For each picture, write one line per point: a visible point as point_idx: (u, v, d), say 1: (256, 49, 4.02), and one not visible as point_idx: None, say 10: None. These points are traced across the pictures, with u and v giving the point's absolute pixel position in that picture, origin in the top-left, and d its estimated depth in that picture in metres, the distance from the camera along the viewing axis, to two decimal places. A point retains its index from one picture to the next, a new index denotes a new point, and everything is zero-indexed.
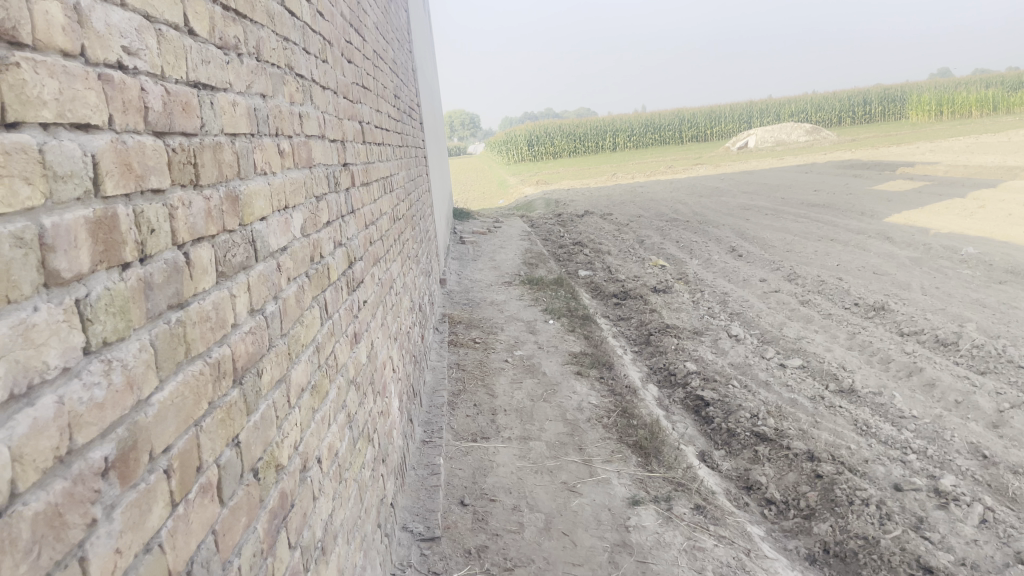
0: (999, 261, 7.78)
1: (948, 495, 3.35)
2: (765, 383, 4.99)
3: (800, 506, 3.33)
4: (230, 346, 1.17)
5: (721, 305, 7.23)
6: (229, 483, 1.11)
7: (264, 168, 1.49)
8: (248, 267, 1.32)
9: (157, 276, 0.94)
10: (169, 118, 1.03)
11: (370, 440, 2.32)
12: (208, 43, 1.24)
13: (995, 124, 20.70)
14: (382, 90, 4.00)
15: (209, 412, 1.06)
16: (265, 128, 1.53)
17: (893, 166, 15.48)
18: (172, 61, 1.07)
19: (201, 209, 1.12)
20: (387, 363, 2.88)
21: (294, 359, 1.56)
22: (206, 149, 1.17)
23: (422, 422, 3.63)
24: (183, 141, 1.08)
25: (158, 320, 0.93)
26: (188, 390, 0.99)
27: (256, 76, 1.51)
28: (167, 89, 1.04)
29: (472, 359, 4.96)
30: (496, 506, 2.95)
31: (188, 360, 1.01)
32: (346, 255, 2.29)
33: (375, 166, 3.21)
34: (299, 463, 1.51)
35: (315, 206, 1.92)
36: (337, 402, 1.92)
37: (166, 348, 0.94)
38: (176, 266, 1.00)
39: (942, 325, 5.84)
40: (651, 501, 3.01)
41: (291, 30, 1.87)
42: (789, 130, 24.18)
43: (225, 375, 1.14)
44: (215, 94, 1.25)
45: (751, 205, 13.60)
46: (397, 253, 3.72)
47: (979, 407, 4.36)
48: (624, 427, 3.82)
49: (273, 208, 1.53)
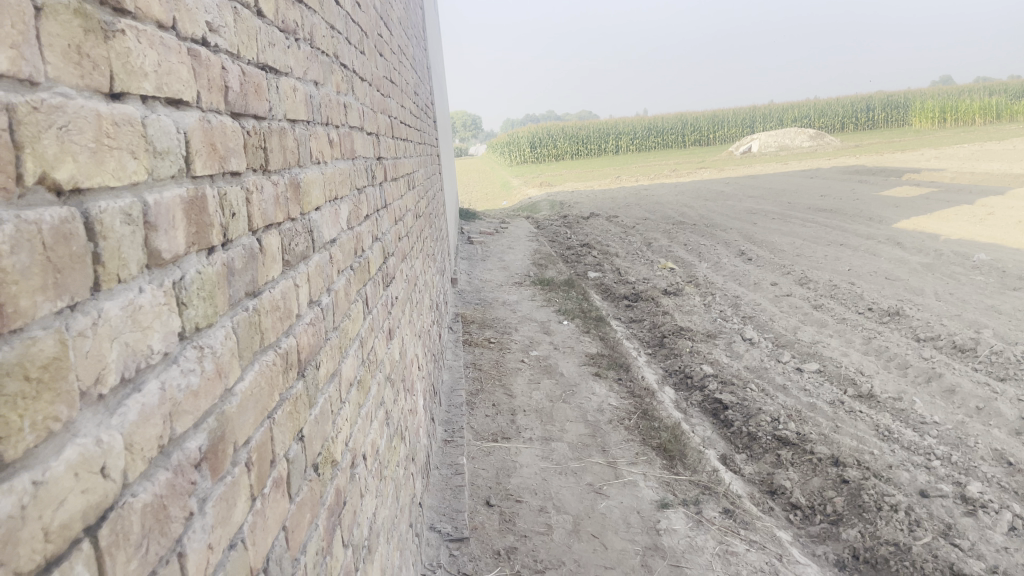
0: (1011, 267, 7.74)
1: (975, 502, 3.32)
2: (782, 387, 4.95)
3: (826, 511, 3.29)
4: (295, 337, 1.14)
5: (733, 309, 7.20)
6: (296, 478, 1.07)
7: (318, 157, 1.46)
8: (307, 257, 1.28)
9: (237, 261, 0.91)
10: (245, 98, 1.00)
11: (403, 438, 2.28)
12: (273, 25, 1.21)
13: (999, 131, 20.67)
14: (404, 85, 3.97)
15: (280, 404, 1.03)
16: (318, 116, 1.50)
17: (899, 171, 15.47)
18: (246, 41, 1.04)
19: (271, 195, 1.08)
20: (414, 360, 2.84)
21: (344, 353, 1.52)
22: (274, 134, 1.14)
23: (443, 421, 3.59)
24: (256, 123, 1.05)
25: (238, 307, 0.90)
26: (264, 380, 0.95)
27: (311, 62, 1.47)
28: (243, 69, 1.01)
29: (488, 359, 4.93)
30: (523, 507, 2.91)
31: (262, 350, 0.98)
32: (382, 250, 2.26)
33: (401, 161, 3.18)
34: (349, 459, 1.47)
35: (357, 198, 1.88)
36: (377, 398, 1.88)
37: (246, 336, 0.90)
38: (252, 252, 0.97)
39: (958, 331, 5.81)
40: (680, 504, 2.98)
41: (337, 19, 1.84)
42: (793, 135, 24.16)
43: (291, 366, 1.10)
44: (279, 79, 1.22)
45: (758, 209, 13.59)
46: (420, 251, 3.68)
47: (1001, 413, 4.32)
48: (646, 429, 3.79)
49: (325, 199, 1.49)
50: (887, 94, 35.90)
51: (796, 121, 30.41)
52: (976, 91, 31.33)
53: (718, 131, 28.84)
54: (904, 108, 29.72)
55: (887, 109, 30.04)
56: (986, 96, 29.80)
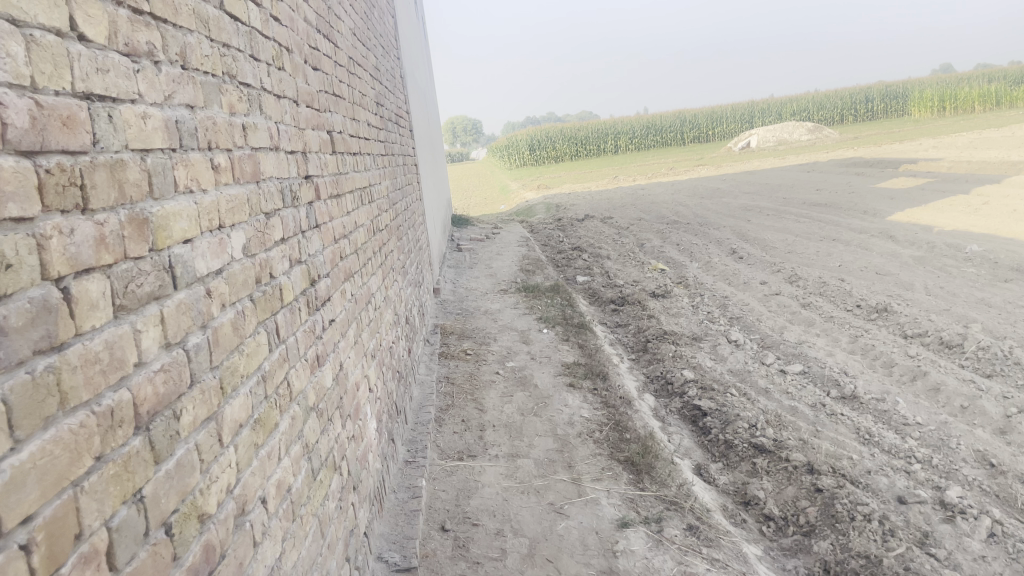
0: (1004, 259, 7.61)
1: (954, 508, 3.21)
2: (765, 390, 4.84)
3: (799, 522, 3.19)
4: (130, 390, 1.04)
5: (721, 310, 7.09)
6: (124, 548, 0.98)
7: (189, 186, 1.37)
8: (162, 297, 1.19)
9: (15, 318, 0.81)
10: (41, 134, 0.91)
11: (336, 469, 2.19)
12: (107, 50, 1.11)
13: (998, 118, 20.48)
14: (360, 96, 3.89)
15: (96, 469, 0.93)
16: (192, 143, 1.41)
17: (895, 163, 15.31)
18: (48, 70, 0.95)
19: (89, 236, 0.99)
20: (360, 383, 2.75)
21: (229, 394, 1.42)
22: (100, 168, 1.04)
23: (406, 441, 3.50)
24: (64, 160, 0.96)
25: (15, 370, 0.81)
26: (62, 447, 0.86)
27: (180, 86, 1.38)
28: (39, 102, 0.92)
29: (462, 372, 4.83)
30: (479, 530, 2.82)
31: (64, 413, 0.88)
32: (306, 273, 2.16)
33: (348, 177, 3.09)
34: (233, 508, 1.37)
35: (263, 223, 1.79)
36: (290, 433, 1.79)
37: (26, 402, 0.81)
38: (47, 304, 0.87)
39: (946, 326, 5.69)
40: (641, 522, 2.88)
41: (234, 35, 1.76)
42: (791, 129, 23.97)
43: (123, 423, 1.01)
44: (116, 106, 1.12)
45: (753, 206, 13.47)
46: (377, 266, 3.60)
47: (985, 412, 4.21)
48: (616, 442, 3.69)
49: (201, 229, 1.40)
50: (884, 85, 35.76)
51: (795, 115, 30.27)
52: (973, 78, 31.19)
53: (716, 128, 28.70)
54: (902, 98, 29.59)
55: (884, 100, 29.89)
56: (985, 82, 29.64)
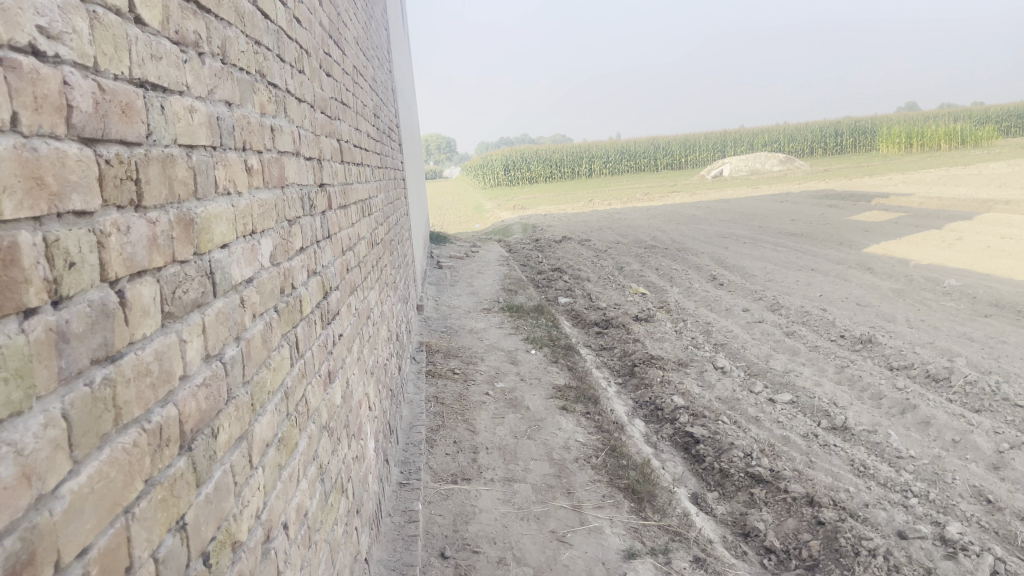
0: (982, 294, 7.70)
1: (956, 544, 3.18)
2: (755, 419, 4.80)
3: (802, 555, 3.13)
4: (177, 405, 0.95)
5: (705, 336, 7.07)
6: None
7: (227, 186, 1.28)
8: (203, 304, 1.10)
9: (77, 323, 0.72)
10: (102, 121, 0.82)
11: (343, 491, 2.09)
12: (159, 35, 1.03)
13: (965, 157, 20.93)
14: (361, 107, 3.81)
15: (145, 493, 0.84)
16: (229, 141, 1.32)
17: (868, 197, 15.53)
18: (109, 52, 0.86)
19: (143, 235, 0.90)
20: (363, 401, 2.65)
21: (258, 411, 1.33)
22: (153, 162, 0.96)
23: (399, 462, 3.39)
24: (122, 150, 0.87)
25: (75, 381, 0.72)
26: (117, 469, 0.77)
27: (221, 80, 1.30)
28: (102, 85, 0.83)
29: (451, 391, 4.73)
30: (481, 558, 2.73)
31: (118, 430, 0.79)
32: (321, 284, 2.06)
33: (353, 188, 3.00)
34: (261, 534, 1.27)
35: (287, 230, 1.70)
36: (307, 453, 1.69)
37: (85, 419, 0.72)
38: (105, 310, 0.78)
39: (931, 359, 5.71)
40: (648, 553, 2.81)
41: (265, 33, 1.68)
42: (765, 159, 24.29)
43: (169, 442, 0.92)
44: (167, 97, 1.03)
45: (729, 233, 13.56)
46: (375, 281, 3.50)
47: (978, 447, 4.20)
48: (614, 468, 3.61)
49: (236, 233, 1.30)
50: (853, 120, 36.42)
51: (769, 146, 30.68)
52: (939, 116, 31.93)
53: (691, 156, 28.96)
54: (871, 134, 30.19)
55: (853, 134, 30.46)
56: (951, 121, 30.38)
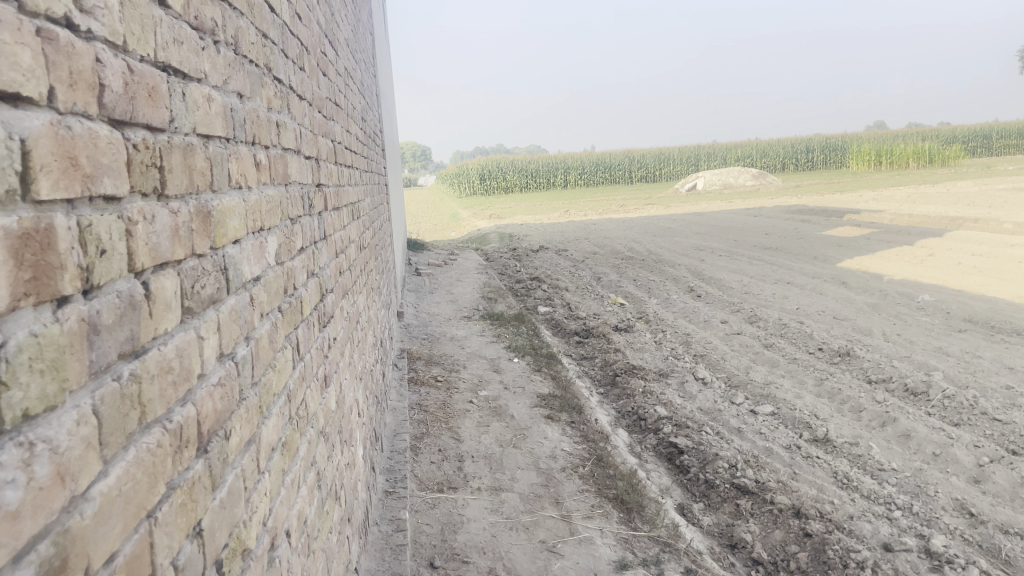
0: (956, 310, 7.79)
1: (941, 557, 3.19)
2: (737, 430, 4.80)
3: (789, 568, 3.13)
4: (195, 405, 0.90)
5: (685, 347, 7.07)
6: None
7: (238, 181, 1.23)
8: (218, 301, 1.05)
9: (107, 314, 0.68)
10: (132, 103, 0.78)
11: (337, 499, 2.03)
12: (181, 19, 0.98)
13: (934, 176, 21.28)
14: (350, 110, 3.76)
15: (167, 496, 0.79)
16: (240, 134, 1.27)
17: (841, 212, 15.72)
18: (137, 31, 0.82)
19: (166, 226, 0.86)
20: (352, 407, 2.59)
21: (264, 414, 1.28)
22: (175, 150, 0.91)
23: (384, 470, 3.33)
24: (147, 135, 0.83)
25: (105, 376, 0.67)
26: (142, 470, 0.73)
27: (233, 71, 1.25)
28: (131, 66, 0.79)
29: (434, 399, 4.67)
30: (470, 568, 2.69)
31: (142, 430, 0.75)
32: (318, 286, 2.02)
33: (344, 190, 2.95)
34: (267, 542, 1.23)
35: (289, 229, 1.66)
36: (306, 459, 1.64)
37: (114, 416, 0.68)
38: (132, 301, 0.74)
39: (909, 372, 5.76)
40: (640, 564, 2.80)
41: (271, 27, 1.64)
42: (739, 173, 24.50)
43: (188, 443, 0.87)
44: (187, 85, 0.99)
45: (705, 246, 13.64)
46: (363, 285, 3.45)
47: (958, 461, 4.23)
48: (601, 478, 3.58)
49: (247, 230, 1.26)
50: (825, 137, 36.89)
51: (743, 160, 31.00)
52: (908, 135, 32.49)
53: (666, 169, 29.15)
54: (842, 151, 30.63)
55: (825, 151, 30.88)
56: (920, 141, 30.94)
